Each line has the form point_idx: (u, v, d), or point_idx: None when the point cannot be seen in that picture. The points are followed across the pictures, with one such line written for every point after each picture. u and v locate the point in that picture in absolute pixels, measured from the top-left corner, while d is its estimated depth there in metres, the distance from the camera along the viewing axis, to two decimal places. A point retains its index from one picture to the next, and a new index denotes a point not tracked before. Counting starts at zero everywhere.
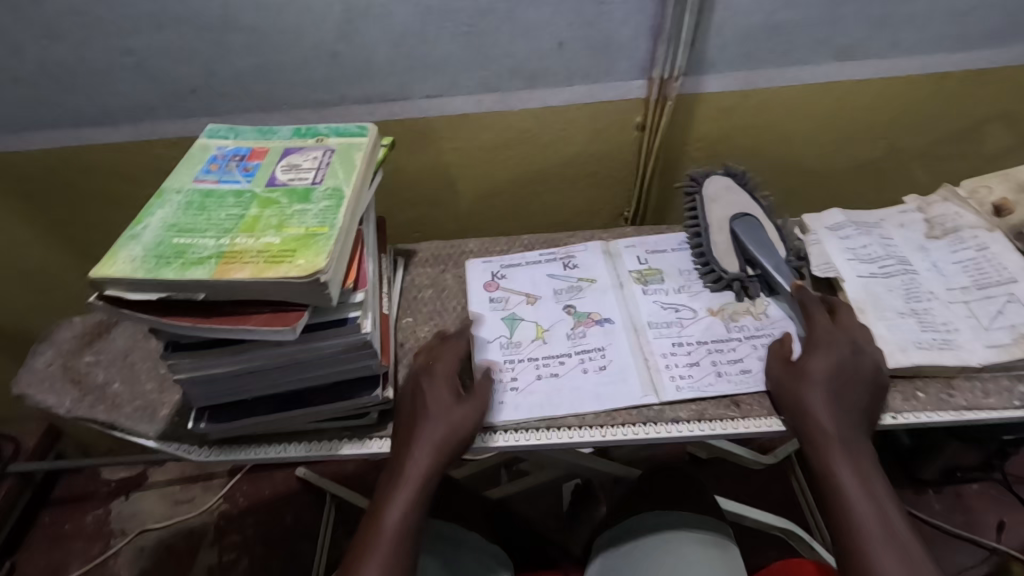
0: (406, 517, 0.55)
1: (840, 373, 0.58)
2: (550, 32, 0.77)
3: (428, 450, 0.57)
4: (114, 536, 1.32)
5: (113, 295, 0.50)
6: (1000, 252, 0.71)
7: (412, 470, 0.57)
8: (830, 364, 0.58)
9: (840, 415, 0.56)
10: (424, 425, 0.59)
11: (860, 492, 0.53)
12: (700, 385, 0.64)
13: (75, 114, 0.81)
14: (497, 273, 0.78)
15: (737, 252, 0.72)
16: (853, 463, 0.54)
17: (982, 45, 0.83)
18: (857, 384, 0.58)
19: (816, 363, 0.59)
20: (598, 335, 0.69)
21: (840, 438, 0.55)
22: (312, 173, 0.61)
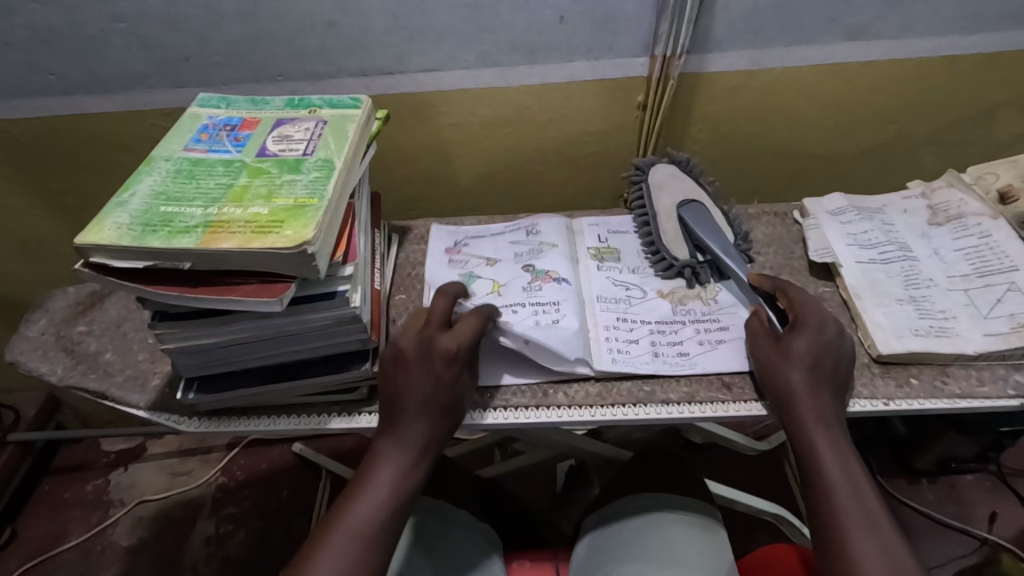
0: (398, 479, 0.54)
1: (818, 353, 0.57)
2: (551, 5, 0.75)
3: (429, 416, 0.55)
4: (112, 506, 1.34)
5: (99, 262, 0.50)
6: (1003, 240, 0.69)
7: (405, 441, 0.55)
8: (810, 344, 0.58)
9: (819, 397, 0.56)
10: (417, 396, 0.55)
11: (839, 473, 0.53)
12: (634, 362, 0.64)
13: (68, 81, 0.80)
14: (461, 241, 0.79)
15: (686, 237, 0.72)
16: (833, 444, 0.54)
17: (996, 28, 0.81)
18: (836, 367, 0.58)
19: (795, 343, 0.58)
20: (554, 291, 0.70)
21: (820, 419, 0.55)
22: (303, 143, 0.60)
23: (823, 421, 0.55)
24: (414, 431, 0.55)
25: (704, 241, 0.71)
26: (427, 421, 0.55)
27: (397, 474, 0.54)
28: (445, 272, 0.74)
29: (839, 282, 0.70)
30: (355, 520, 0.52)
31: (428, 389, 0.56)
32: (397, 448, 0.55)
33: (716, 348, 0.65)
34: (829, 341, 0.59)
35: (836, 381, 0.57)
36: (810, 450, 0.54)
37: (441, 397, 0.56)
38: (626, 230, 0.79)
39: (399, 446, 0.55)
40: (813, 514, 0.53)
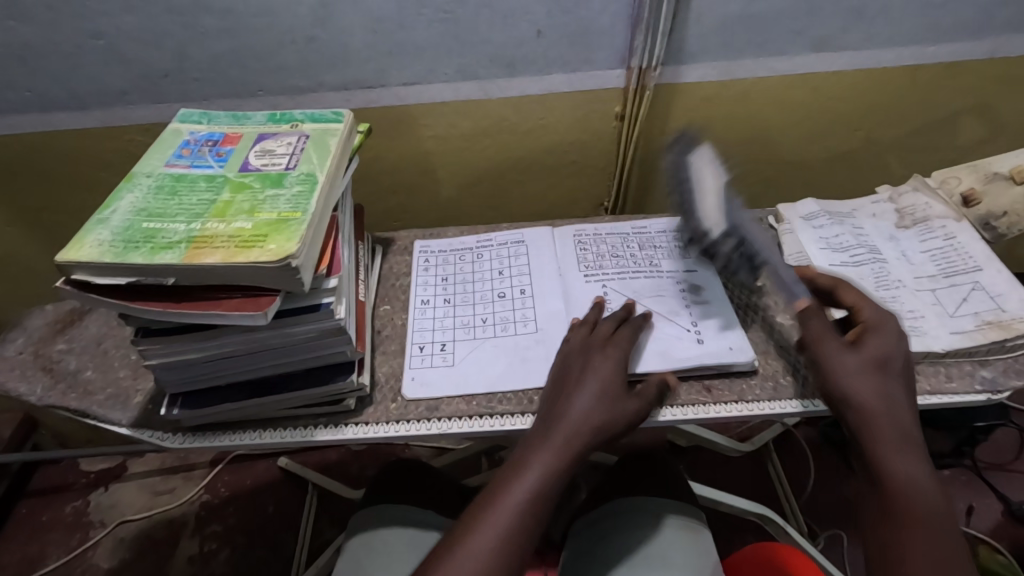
0: (546, 480, 0.52)
1: (877, 362, 0.56)
2: (529, 20, 0.77)
3: (591, 415, 0.55)
4: (92, 528, 1.31)
5: (81, 279, 0.50)
6: (967, 241, 0.72)
7: (563, 434, 0.54)
8: (860, 354, 0.57)
9: (888, 406, 0.54)
10: (589, 398, 0.56)
11: (910, 486, 0.51)
12: None
13: (45, 97, 0.79)
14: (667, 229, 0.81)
15: (726, 212, 0.70)
16: (908, 451, 0.52)
17: (955, 39, 0.84)
18: (899, 375, 0.56)
19: (846, 353, 0.57)
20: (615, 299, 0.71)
21: (895, 432, 0.53)
22: (285, 158, 0.60)
23: (897, 442, 0.53)
24: (573, 429, 0.55)
25: (741, 227, 0.69)
26: (592, 424, 0.55)
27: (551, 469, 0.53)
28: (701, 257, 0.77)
29: None
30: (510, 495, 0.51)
31: (611, 405, 0.56)
32: (558, 444, 0.54)
33: (700, 344, 0.65)
34: (876, 348, 0.57)
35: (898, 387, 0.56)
36: (882, 463, 0.52)
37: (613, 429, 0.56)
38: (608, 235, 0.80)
39: (550, 443, 0.54)
40: (881, 534, 0.51)
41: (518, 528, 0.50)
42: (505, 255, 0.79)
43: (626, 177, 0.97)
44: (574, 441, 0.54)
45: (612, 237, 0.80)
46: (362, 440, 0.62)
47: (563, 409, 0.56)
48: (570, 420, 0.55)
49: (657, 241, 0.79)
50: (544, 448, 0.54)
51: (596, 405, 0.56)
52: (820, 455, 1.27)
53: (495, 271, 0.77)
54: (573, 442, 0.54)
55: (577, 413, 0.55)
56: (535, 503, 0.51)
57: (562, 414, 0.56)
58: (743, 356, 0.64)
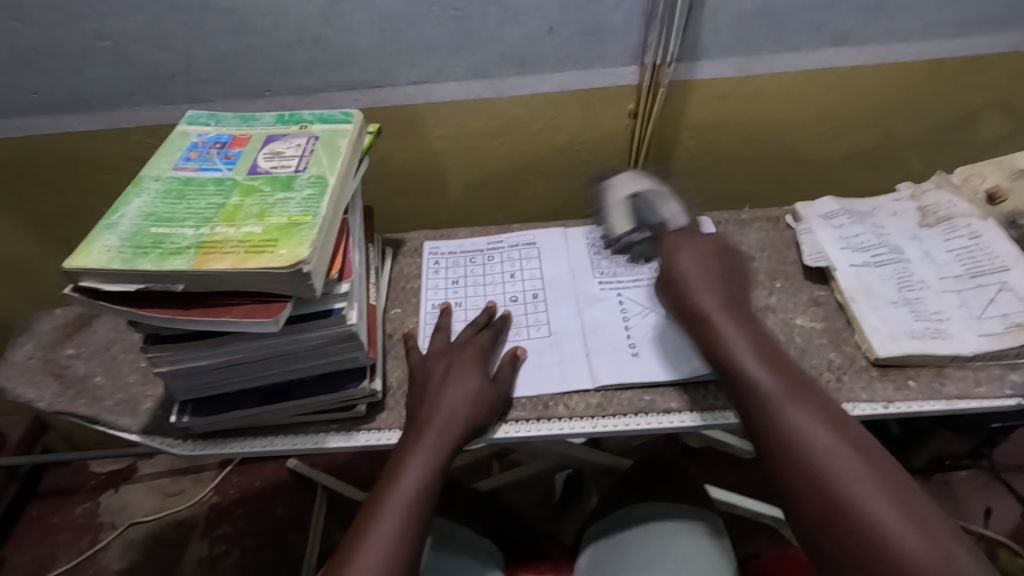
0: (425, 474, 0.53)
1: (717, 261, 0.61)
2: (541, 16, 0.76)
3: (451, 413, 0.56)
4: (102, 530, 1.31)
5: (88, 286, 0.49)
6: (993, 240, 0.70)
7: (433, 433, 0.55)
8: (699, 256, 0.61)
9: (737, 309, 0.58)
10: (447, 395, 0.57)
11: (766, 385, 0.52)
12: (630, 373, 0.63)
13: (52, 99, 0.78)
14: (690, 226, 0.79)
15: (631, 216, 0.72)
16: (764, 349, 0.55)
17: (977, 32, 0.82)
18: (741, 283, 0.61)
19: (688, 255, 0.61)
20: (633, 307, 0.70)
21: (762, 353, 0.54)
22: (295, 160, 0.59)
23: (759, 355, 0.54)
24: (439, 426, 0.55)
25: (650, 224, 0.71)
26: (459, 419, 0.56)
27: (428, 470, 0.53)
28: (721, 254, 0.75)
29: (834, 286, 0.70)
30: (395, 495, 0.51)
31: (467, 395, 0.58)
32: (429, 441, 0.55)
33: None
34: (701, 254, 0.61)
35: (739, 295, 0.60)
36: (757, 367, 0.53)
37: (480, 419, 0.58)
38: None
39: (427, 439, 0.55)
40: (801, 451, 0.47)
41: (404, 522, 0.50)
42: (517, 257, 0.77)
43: None
44: (445, 439, 0.55)
45: None
46: (374, 446, 0.60)
47: (433, 409, 0.57)
48: (440, 418, 0.56)
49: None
50: (415, 451, 0.54)
51: (464, 400, 0.57)
52: None
53: (506, 274, 0.75)
54: (444, 436, 0.55)
55: (446, 408, 0.56)
56: (419, 500, 0.52)
57: (427, 416, 0.56)
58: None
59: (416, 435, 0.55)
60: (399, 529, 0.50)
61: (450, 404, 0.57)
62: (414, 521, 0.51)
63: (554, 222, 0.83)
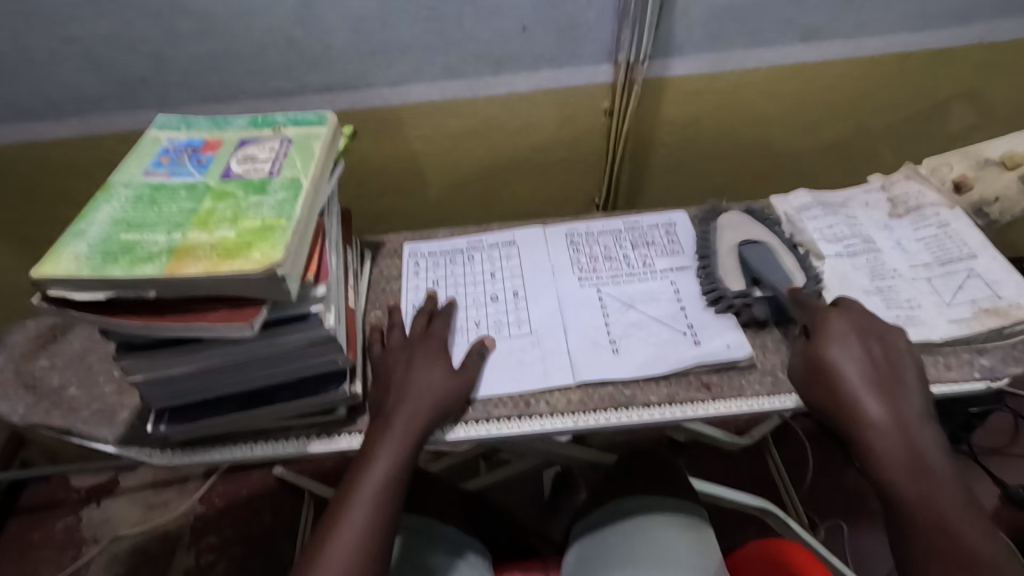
0: (393, 470, 0.55)
1: (871, 338, 0.57)
2: (515, 15, 0.76)
3: (418, 410, 0.57)
4: (84, 544, 1.28)
5: (57, 294, 0.48)
6: (961, 228, 0.72)
7: (402, 423, 0.56)
8: (847, 326, 0.57)
9: (889, 392, 0.53)
10: (414, 385, 0.59)
11: (923, 488, 0.49)
12: (609, 368, 0.64)
13: (20, 106, 0.77)
14: (669, 222, 0.80)
15: (587, 364, 0.64)
16: (922, 437, 0.51)
17: (941, 25, 0.84)
18: (897, 356, 0.55)
19: (847, 347, 0.56)
20: (612, 302, 0.70)
21: (898, 430, 0.51)
22: (268, 164, 0.59)
23: (880, 394, 0.53)
24: (405, 424, 0.56)
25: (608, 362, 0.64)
26: (425, 416, 0.57)
27: (396, 460, 0.55)
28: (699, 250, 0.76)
29: None
30: (366, 483, 0.54)
31: (432, 384, 0.59)
32: (397, 431, 0.56)
33: (697, 346, 0.64)
34: (859, 347, 0.56)
35: (859, 393, 0.53)
36: (918, 456, 0.50)
37: (447, 407, 0.59)
38: (601, 235, 0.79)
39: (394, 437, 0.56)
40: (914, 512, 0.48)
41: (372, 519, 0.52)
42: (497, 256, 0.78)
43: (618, 173, 0.96)
44: (413, 429, 0.56)
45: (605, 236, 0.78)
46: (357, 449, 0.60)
47: (399, 405, 0.58)
48: (407, 409, 0.57)
49: (650, 236, 0.78)
50: (384, 441, 0.56)
51: (429, 396, 0.58)
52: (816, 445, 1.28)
53: (487, 274, 0.75)
54: (411, 433, 0.56)
55: (412, 397, 0.58)
56: (387, 496, 0.54)
57: (394, 413, 0.57)
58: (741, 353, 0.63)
59: (383, 425, 0.57)
60: (372, 513, 0.52)
61: (417, 393, 0.58)
62: (386, 506, 0.53)
63: (534, 221, 0.83)
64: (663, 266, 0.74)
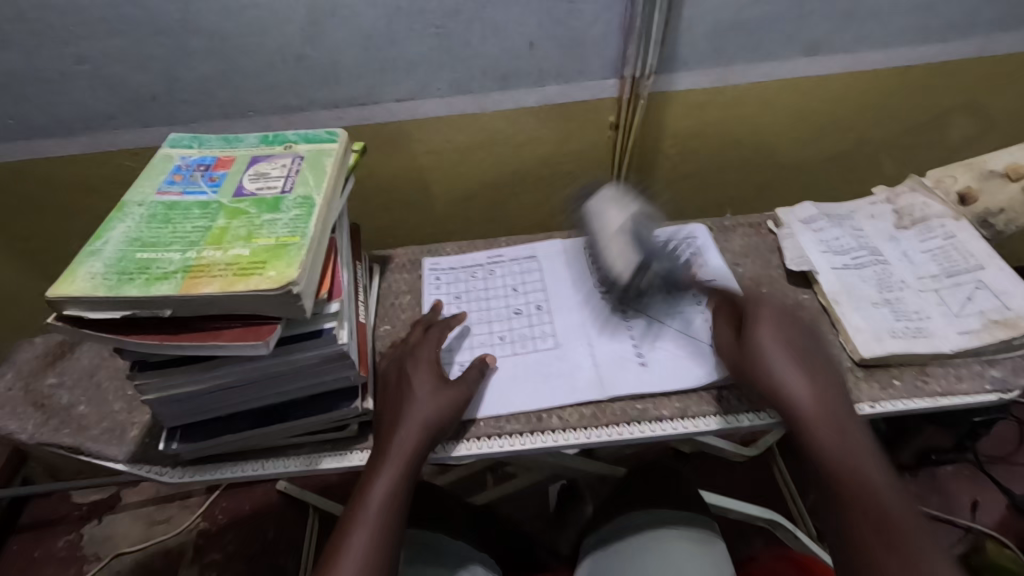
0: (393, 492, 0.54)
1: (785, 320, 0.59)
2: (521, 32, 0.77)
3: (414, 430, 0.56)
4: (86, 562, 1.27)
5: (72, 314, 0.48)
6: (967, 239, 0.72)
7: (399, 446, 0.56)
8: (778, 332, 0.58)
9: (808, 367, 0.57)
10: (410, 404, 0.58)
11: (845, 458, 0.52)
12: (637, 382, 0.63)
13: (30, 124, 0.77)
14: (688, 234, 0.80)
15: (638, 249, 0.63)
16: (840, 442, 0.53)
17: (942, 39, 0.85)
18: (813, 353, 0.58)
19: (776, 334, 0.58)
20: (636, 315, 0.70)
21: (839, 432, 0.53)
22: (281, 181, 0.59)
23: (801, 367, 0.56)
24: (403, 447, 0.56)
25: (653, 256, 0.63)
26: (421, 435, 0.56)
27: (395, 483, 0.54)
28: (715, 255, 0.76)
29: (817, 288, 0.72)
30: (366, 510, 0.53)
31: (426, 400, 0.58)
32: (395, 455, 0.55)
33: None
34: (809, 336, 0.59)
35: (829, 382, 0.57)
36: (848, 466, 0.51)
37: (443, 420, 0.58)
38: None
39: (392, 460, 0.55)
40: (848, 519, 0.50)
41: (376, 544, 0.52)
42: (517, 271, 0.78)
43: (623, 185, 0.97)
44: (409, 451, 0.56)
45: None
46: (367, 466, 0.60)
47: (395, 427, 0.57)
48: (403, 431, 0.57)
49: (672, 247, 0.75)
50: (382, 465, 0.55)
51: (425, 412, 0.58)
52: None
53: (499, 288, 0.75)
54: (409, 454, 0.56)
55: (408, 418, 0.57)
56: (387, 519, 0.53)
57: (389, 435, 0.57)
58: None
59: (380, 450, 0.56)
60: (373, 539, 0.52)
61: (413, 412, 0.57)
62: (386, 532, 0.53)
63: (541, 234, 0.83)
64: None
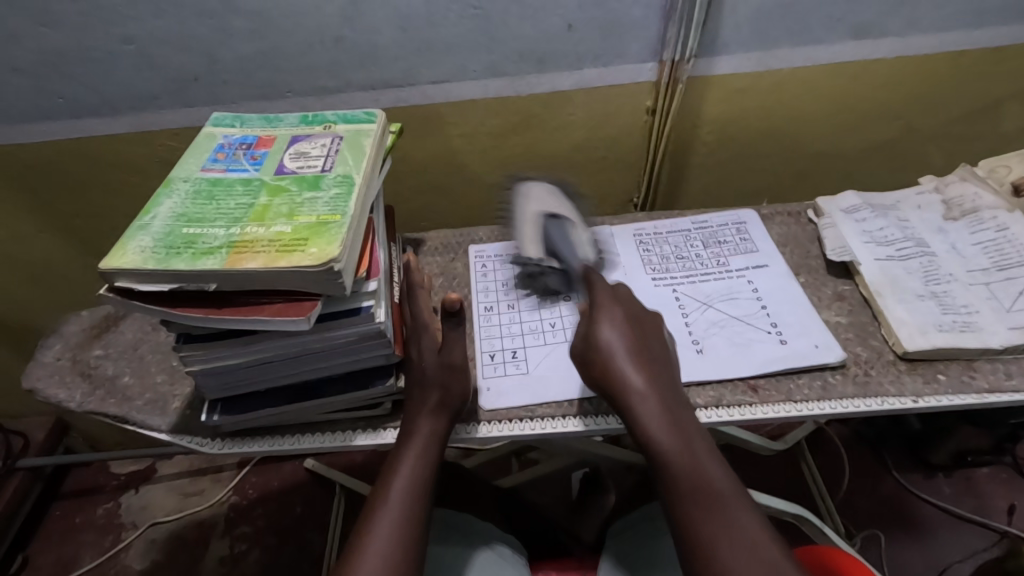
0: (418, 471, 0.55)
1: (636, 330, 0.56)
2: (560, 13, 0.76)
3: (428, 412, 0.57)
4: (124, 529, 1.32)
5: (124, 286, 0.49)
6: (1020, 232, 0.69)
7: (420, 429, 0.57)
8: (649, 365, 0.55)
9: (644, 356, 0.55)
10: (420, 390, 0.59)
11: (691, 459, 0.50)
12: (690, 369, 0.62)
13: (77, 103, 0.79)
14: (739, 221, 0.79)
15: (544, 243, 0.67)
16: (709, 462, 0.50)
17: (1000, 22, 0.82)
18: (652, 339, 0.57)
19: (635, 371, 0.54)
20: (691, 304, 0.69)
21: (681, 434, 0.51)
22: (321, 160, 0.60)
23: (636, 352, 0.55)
24: (423, 427, 0.57)
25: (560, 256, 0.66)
26: (437, 415, 0.58)
27: (417, 464, 0.55)
28: (767, 244, 0.75)
29: (859, 280, 0.70)
30: (392, 493, 0.53)
31: (434, 382, 0.59)
32: (417, 440, 0.56)
33: (784, 345, 0.63)
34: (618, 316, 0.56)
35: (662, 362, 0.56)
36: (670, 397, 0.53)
37: (452, 396, 0.59)
38: (670, 234, 0.78)
39: (414, 441, 0.56)
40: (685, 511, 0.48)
41: (403, 520, 0.52)
42: None
43: (658, 172, 0.96)
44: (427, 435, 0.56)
45: (674, 237, 0.78)
46: None
47: (412, 413, 0.58)
48: (421, 416, 0.57)
49: (721, 235, 0.77)
50: (404, 449, 0.56)
51: (433, 393, 0.58)
52: (850, 452, 1.29)
53: (542, 277, 0.75)
54: (432, 433, 0.57)
55: (419, 403, 0.58)
56: (413, 496, 0.53)
57: (408, 420, 0.58)
58: (831, 354, 0.62)
59: (401, 436, 0.57)
60: (398, 520, 0.52)
61: (425, 396, 0.58)
62: (413, 512, 0.53)
63: (575, 220, 0.83)
64: (739, 264, 0.73)
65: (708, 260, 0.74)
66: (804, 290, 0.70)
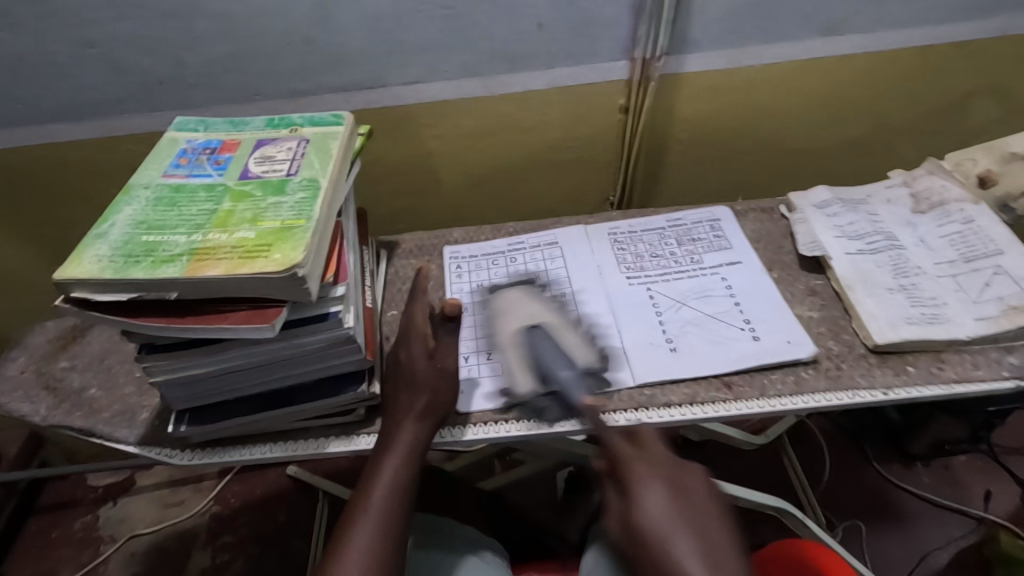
0: (397, 480, 0.54)
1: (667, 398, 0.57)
2: (530, 12, 0.75)
3: (412, 419, 0.57)
4: (102, 543, 1.29)
5: (81, 296, 0.48)
6: (986, 224, 0.70)
7: (402, 438, 0.56)
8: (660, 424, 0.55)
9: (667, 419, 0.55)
10: (405, 396, 0.58)
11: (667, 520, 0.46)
12: (665, 368, 0.62)
13: (38, 109, 0.77)
14: (713, 218, 0.79)
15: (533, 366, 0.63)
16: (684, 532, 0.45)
17: (964, 17, 0.83)
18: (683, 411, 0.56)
19: (654, 489, 0.48)
20: (665, 302, 0.69)
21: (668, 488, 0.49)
22: (286, 164, 0.59)
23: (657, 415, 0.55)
24: (406, 435, 0.56)
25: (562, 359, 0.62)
26: (422, 421, 0.57)
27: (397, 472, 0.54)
28: (740, 241, 0.76)
29: (830, 274, 0.70)
30: (370, 503, 0.52)
31: (424, 387, 0.58)
32: (399, 448, 0.55)
33: (757, 341, 0.64)
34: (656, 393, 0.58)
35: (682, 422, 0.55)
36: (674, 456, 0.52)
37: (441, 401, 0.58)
38: (644, 233, 0.78)
39: (395, 448, 0.55)
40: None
41: (382, 530, 0.51)
42: (540, 258, 0.77)
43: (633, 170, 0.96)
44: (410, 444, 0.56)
45: (649, 235, 0.78)
46: None
47: (396, 421, 0.57)
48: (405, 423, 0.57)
49: (695, 233, 0.77)
50: (385, 457, 0.55)
51: (421, 397, 0.58)
52: (831, 444, 1.31)
53: (518, 277, 0.74)
54: (414, 440, 0.56)
55: (404, 411, 0.57)
56: (393, 505, 0.53)
57: (392, 427, 0.57)
58: (803, 349, 0.62)
59: (381, 444, 0.56)
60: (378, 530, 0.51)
61: (410, 402, 0.57)
62: (393, 522, 0.52)
63: (550, 220, 0.83)
64: (713, 261, 0.73)
65: (682, 258, 0.74)
66: (777, 286, 0.70)
